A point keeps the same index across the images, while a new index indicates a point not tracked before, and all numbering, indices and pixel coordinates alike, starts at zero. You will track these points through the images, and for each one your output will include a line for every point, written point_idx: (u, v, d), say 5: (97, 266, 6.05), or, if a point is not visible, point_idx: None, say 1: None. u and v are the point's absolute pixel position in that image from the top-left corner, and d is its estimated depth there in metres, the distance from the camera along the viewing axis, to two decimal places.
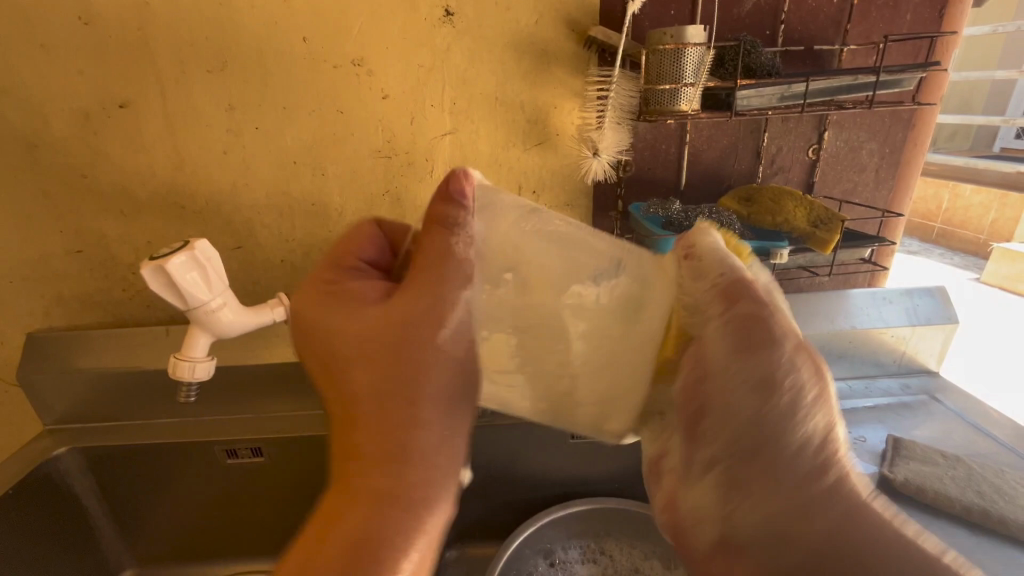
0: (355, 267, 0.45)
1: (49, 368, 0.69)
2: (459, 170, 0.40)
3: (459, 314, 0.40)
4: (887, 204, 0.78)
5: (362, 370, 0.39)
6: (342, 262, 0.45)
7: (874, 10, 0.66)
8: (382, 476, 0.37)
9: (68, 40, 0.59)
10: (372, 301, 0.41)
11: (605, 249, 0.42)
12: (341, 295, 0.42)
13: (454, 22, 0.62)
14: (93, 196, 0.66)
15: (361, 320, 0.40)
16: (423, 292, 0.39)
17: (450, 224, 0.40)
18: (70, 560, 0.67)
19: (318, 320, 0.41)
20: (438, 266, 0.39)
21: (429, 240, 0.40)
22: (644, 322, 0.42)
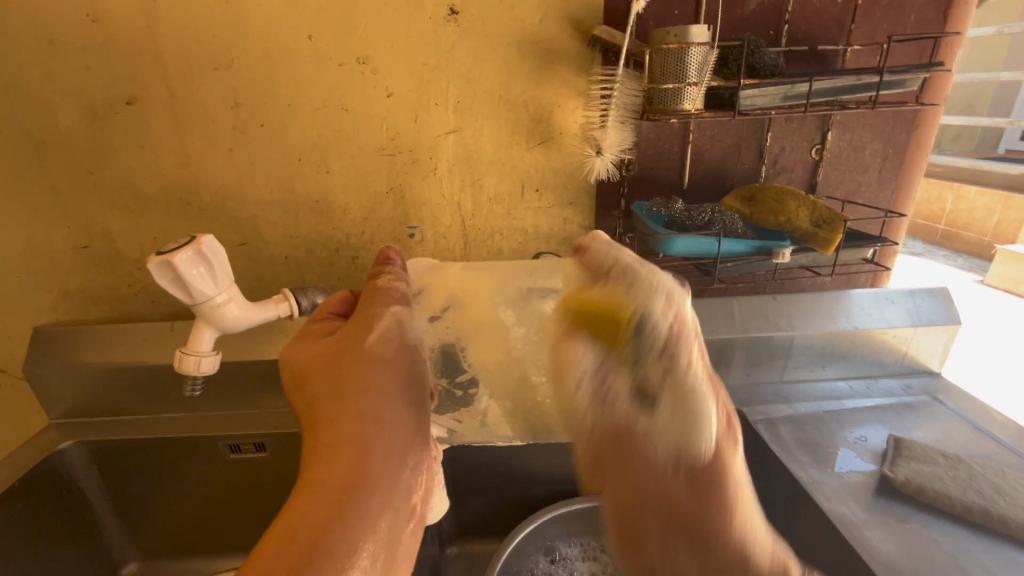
0: (331, 317, 0.49)
1: (55, 362, 0.70)
2: (389, 245, 0.53)
3: (388, 323, 0.46)
4: (890, 205, 0.78)
5: (312, 387, 0.44)
6: (318, 317, 0.50)
7: (878, 11, 0.66)
8: (324, 472, 0.38)
9: (75, 37, 0.60)
10: (328, 333, 0.47)
11: (546, 280, 0.55)
12: (313, 338, 0.47)
13: (459, 21, 0.62)
14: (99, 192, 0.67)
15: (315, 346, 0.45)
16: (363, 314, 0.46)
17: (389, 271, 0.51)
18: (74, 552, 0.68)
19: (295, 354, 0.46)
20: (375, 296, 0.48)
21: (371, 284, 0.49)
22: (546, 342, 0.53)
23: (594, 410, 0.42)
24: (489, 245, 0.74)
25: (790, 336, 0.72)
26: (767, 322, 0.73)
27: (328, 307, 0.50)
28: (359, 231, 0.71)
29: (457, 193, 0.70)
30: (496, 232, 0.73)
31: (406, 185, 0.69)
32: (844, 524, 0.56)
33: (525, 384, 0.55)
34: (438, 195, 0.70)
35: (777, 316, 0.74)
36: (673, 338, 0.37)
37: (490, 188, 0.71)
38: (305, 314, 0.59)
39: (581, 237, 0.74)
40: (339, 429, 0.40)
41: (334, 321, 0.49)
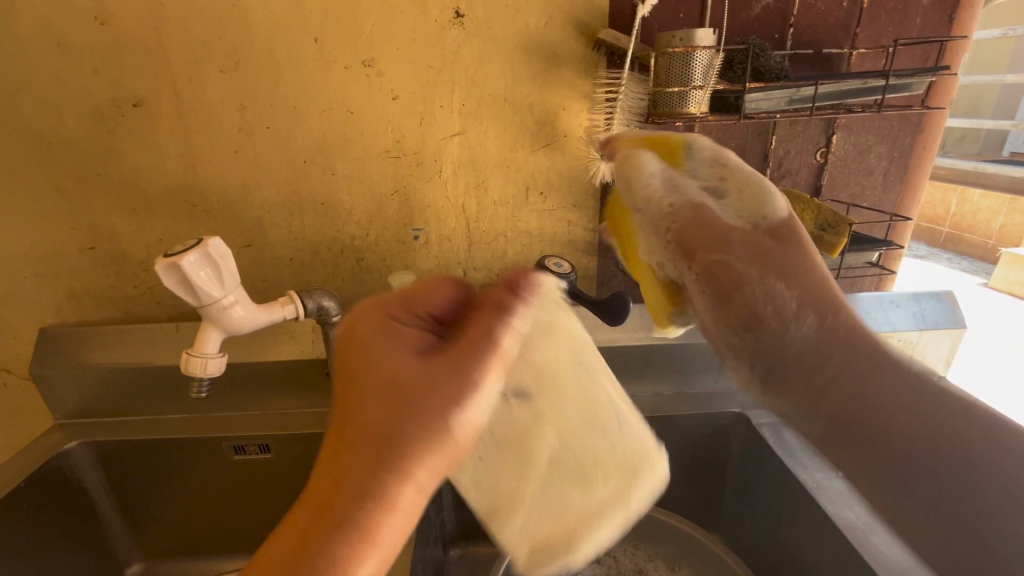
0: (398, 324, 0.36)
1: (61, 363, 0.70)
2: (530, 268, 0.40)
3: (476, 405, 0.32)
4: (895, 208, 0.77)
5: (362, 409, 0.31)
6: (393, 307, 0.37)
7: (883, 14, 0.66)
8: (323, 542, 0.28)
9: (83, 40, 0.60)
10: (406, 356, 0.33)
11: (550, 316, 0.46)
12: (387, 341, 0.34)
13: (464, 24, 0.62)
14: (106, 193, 0.67)
15: (394, 370, 0.32)
16: (460, 363, 0.32)
17: (508, 311, 0.36)
18: (79, 553, 0.68)
19: (358, 336, 0.35)
20: (483, 344, 0.33)
21: (488, 324, 0.35)
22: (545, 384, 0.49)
23: (656, 223, 0.49)
24: (494, 247, 0.74)
25: None
26: None
27: (416, 296, 0.38)
28: (364, 233, 0.71)
29: (462, 195, 0.70)
30: (500, 234, 0.73)
31: (411, 188, 0.69)
32: (852, 529, 0.54)
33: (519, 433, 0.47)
34: (443, 197, 0.70)
35: None
36: (717, 152, 0.48)
37: (494, 190, 0.71)
38: (310, 316, 0.59)
39: (586, 240, 0.74)
40: (378, 486, 0.29)
41: (408, 335, 0.35)
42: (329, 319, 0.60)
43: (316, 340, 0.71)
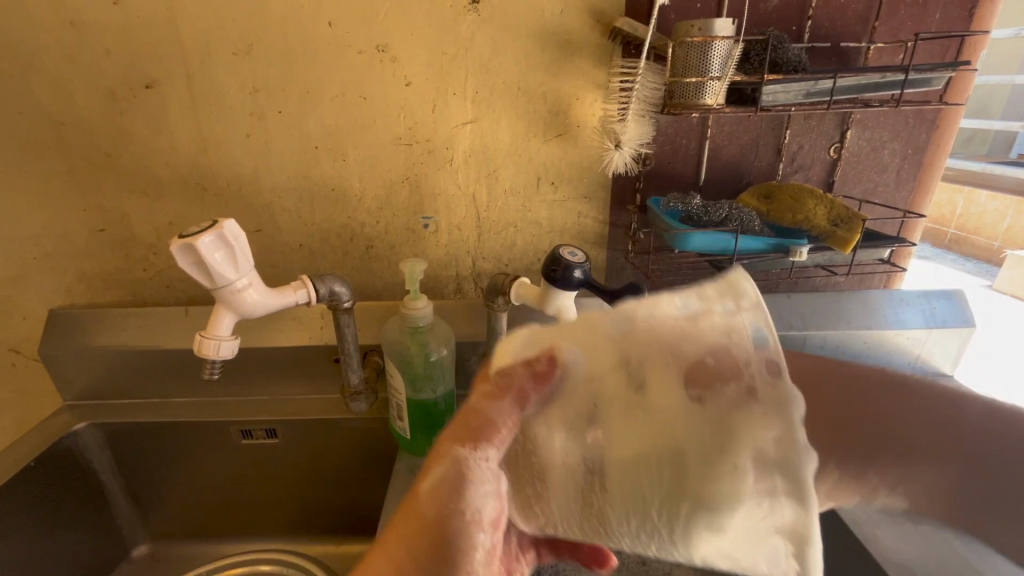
0: (456, 450, 0.33)
1: (70, 344, 0.71)
2: (554, 355, 0.34)
3: (490, 479, 0.33)
4: (907, 205, 0.77)
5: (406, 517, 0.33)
6: (464, 437, 0.33)
7: (903, 8, 0.65)
8: None
9: (95, 20, 0.60)
10: (449, 458, 0.33)
11: (720, 463, 0.29)
12: (439, 462, 0.33)
13: (479, 10, 0.62)
14: (117, 175, 0.67)
15: (431, 478, 0.33)
16: (466, 446, 0.33)
17: (519, 396, 0.34)
18: (86, 532, 0.69)
19: (439, 445, 0.34)
20: (487, 423, 0.33)
21: (498, 396, 0.34)
22: (665, 502, 0.31)
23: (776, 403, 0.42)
24: (503, 237, 0.74)
25: (801, 335, 0.73)
26: (780, 320, 0.73)
27: (495, 435, 0.33)
28: (374, 220, 0.71)
29: (472, 184, 0.70)
30: (510, 224, 0.73)
31: (422, 175, 0.69)
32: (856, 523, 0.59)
33: (593, 510, 0.34)
34: (453, 185, 0.70)
35: (791, 315, 0.74)
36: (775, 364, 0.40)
37: (505, 180, 0.70)
38: (321, 302, 0.59)
39: (597, 232, 0.74)
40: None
41: (460, 456, 0.32)
42: (340, 304, 0.60)
43: (325, 326, 0.70)
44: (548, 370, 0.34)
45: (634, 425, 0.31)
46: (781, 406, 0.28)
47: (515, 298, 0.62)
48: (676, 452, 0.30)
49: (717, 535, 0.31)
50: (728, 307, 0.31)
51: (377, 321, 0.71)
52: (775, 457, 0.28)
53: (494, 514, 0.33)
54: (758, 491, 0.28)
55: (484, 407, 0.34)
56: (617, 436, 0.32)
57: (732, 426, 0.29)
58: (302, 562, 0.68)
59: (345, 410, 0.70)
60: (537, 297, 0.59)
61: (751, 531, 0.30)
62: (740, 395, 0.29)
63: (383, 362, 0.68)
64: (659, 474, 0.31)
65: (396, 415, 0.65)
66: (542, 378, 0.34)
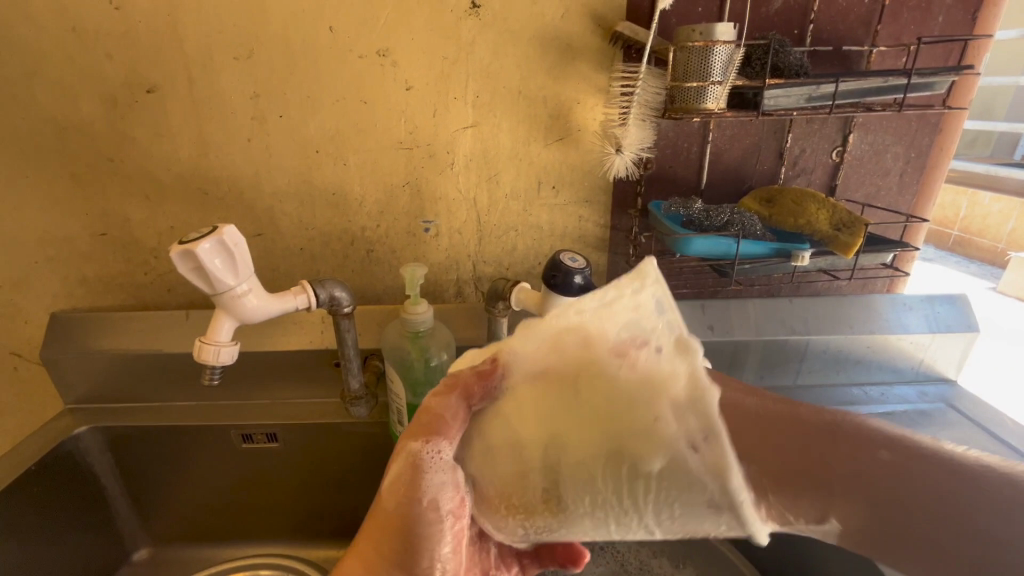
0: (408, 444, 0.33)
1: (72, 348, 0.71)
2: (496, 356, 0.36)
3: (446, 472, 0.33)
4: (910, 209, 0.77)
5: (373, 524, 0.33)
6: (418, 432, 0.33)
7: (906, 12, 0.65)
8: None
9: (96, 25, 0.60)
10: (404, 454, 0.33)
11: (647, 420, 0.32)
12: (395, 460, 0.33)
13: (480, 15, 0.62)
14: (119, 179, 0.67)
15: (390, 479, 0.33)
16: (415, 445, 0.33)
17: (467, 393, 0.35)
18: (86, 536, 0.69)
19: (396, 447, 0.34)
20: (435, 421, 0.34)
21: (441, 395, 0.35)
22: (599, 473, 0.33)
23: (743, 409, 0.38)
24: (504, 241, 0.73)
25: (803, 339, 0.72)
26: (783, 325, 0.73)
27: (449, 427, 0.34)
28: (375, 224, 0.71)
29: (473, 188, 0.70)
30: (511, 227, 0.73)
31: (423, 179, 0.69)
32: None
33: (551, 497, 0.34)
34: (454, 189, 0.70)
35: (794, 319, 0.74)
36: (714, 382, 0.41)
37: (506, 184, 0.70)
38: (322, 307, 0.59)
39: (598, 236, 0.74)
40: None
41: (414, 449, 0.33)
42: (340, 309, 0.59)
43: (325, 330, 0.70)
44: (491, 369, 0.36)
45: (568, 413, 0.34)
46: (684, 352, 0.33)
47: (516, 304, 0.61)
48: (608, 423, 0.33)
49: (665, 497, 0.33)
50: (631, 285, 0.36)
51: (378, 325, 0.71)
52: (689, 398, 0.32)
53: (453, 504, 0.33)
54: (677, 437, 0.31)
55: (435, 404, 0.34)
56: (552, 417, 0.34)
57: (649, 387, 0.32)
58: (300, 565, 0.69)
59: (346, 415, 0.70)
60: (538, 302, 0.58)
61: (685, 484, 0.32)
62: (651, 356, 0.33)
63: (384, 366, 0.68)
64: (599, 447, 0.33)
65: (397, 420, 0.65)
66: (486, 376, 0.36)
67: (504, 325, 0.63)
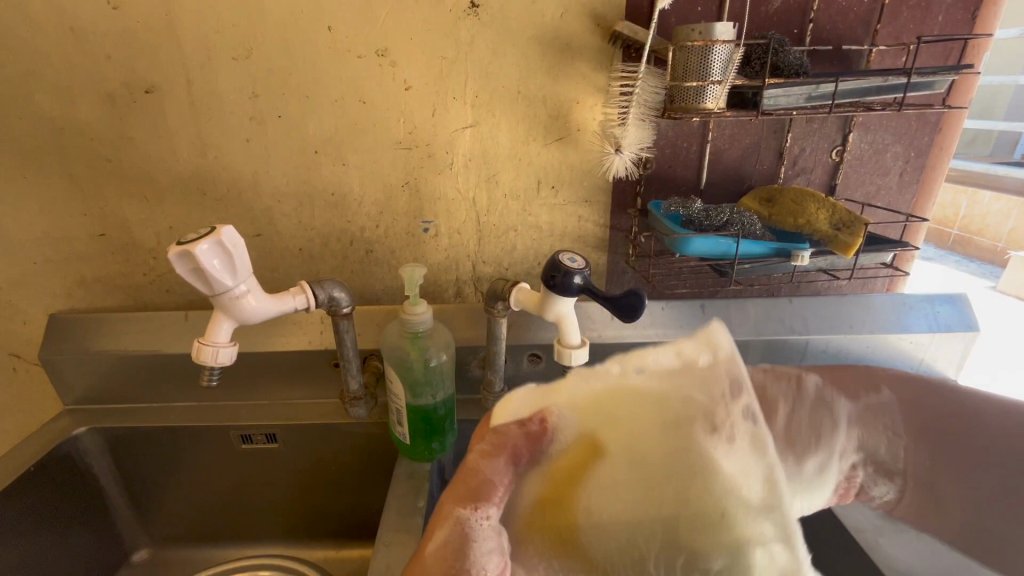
0: (456, 510, 0.35)
1: (71, 348, 0.71)
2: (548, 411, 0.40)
3: (490, 537, 0.34)
4: (910, 208, 0.76)
5: None
6: (466, 498, 0.35)
7: (905, 10, 0.65)
8: None
9: (95, 25, 0.60)
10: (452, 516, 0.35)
11: (711, 484, 0.37)
12: (442, 523, 0.35)
13: (479, 15, 0.62)
14: (118, 180, 0.67)
15: (434, 543, 0.34)
16: (463, 501, 0.35)
17: (513, 458, 0.38)
18: (84, 537, 0.68)
19: (440, 513, 0.36)
20: (478, 483, 0.36)
21: (483, 462, 0.38)
22: (684, 531, 0.37)
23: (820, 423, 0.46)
24: (503, 241, 0.73)
25: (802, 338, 0.72)
26: (782, 324, 0.73)
27: (496, 491, 0.36)
28: (374, 224, 0.71)
29: (473, 188, 0.70)
30: (510, 227, 0.73)
31: (422, 179, 0.69)
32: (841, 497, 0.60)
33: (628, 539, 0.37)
34: (453, 189, 0.70)
35: (793, 319, 0.73)
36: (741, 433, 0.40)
37: (506, 184, 0.70)
38: (321, 307, 0.59)
39: (597, 235, 0.74)
40: None
41: (462, 515, 0.34)
42: (339, 310, 0.59)
43: (324, 331, 0.70)
44: (539, 431, 0.39)
45: (644, 475, 0.38)
46: (751, 421, 0.37)
47: (516, 304, 0.61)
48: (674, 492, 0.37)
49: (750, 571, 0.36)
50: (711, 366, 0.39)
51: (377, 325, 0.71)
52: (761, 501, 0.36)
53: (499, 571, 0.33)
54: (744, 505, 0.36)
55: (483, 467, 0.37)
56: (630, 487, 0.37)
57: (712, 457, 0.37)
58: (299, 565, 0.68)
59: (345, 415, 0.70)
60: (537, 302, 0.58)
61: (764, 543, 0.36)
62: (731, 454, 0.37)
63: (383, 366, 0.68)
64: (663, 518, 0.37)
65: (396, 420, 0.65)
66: (534, 438, 0.39)
67: (503, 325, 0.63)
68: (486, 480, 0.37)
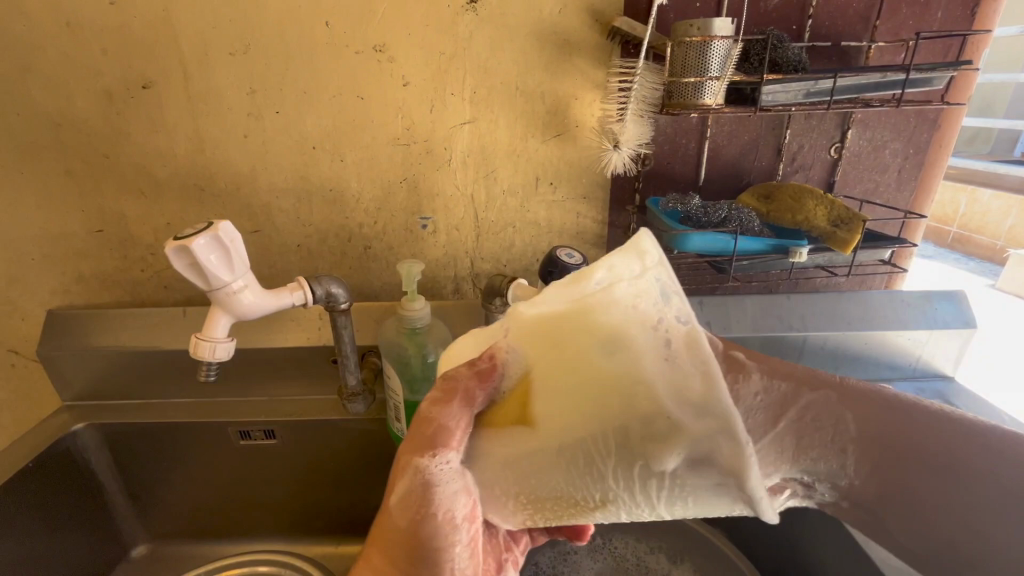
0: (414, 461, 0.32)
1: (70, 345, 0.71)
2: (495, 350, 0.35)
3: (453, 481, 0.32)
4: (909, 205, 0.76)
5: (378, 544, 0.34)
6: (422, 447, 0.32)
7: (905, 7, 0.65)
8: None
9: (90, 20, 0.60)
10: (408, 470, 0.32)
11: (648, 412, 0.30)
12: (401, 476, 0.32)
13: (477, 10, 0.61)
14: (114, 175, 0.67)
15: (395, 493, 0.33)
16: (415, 453, 0.32)
17: (465, 401, 0.33)
18: (82, 533, 0.68)
19: (398, 461, 0.33)
20: (429, 432, 0.33)
21: (432, 407, 0.33)
22: (615, 454, 0.31)
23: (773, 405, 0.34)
24: (502, 238, 0.73)
25: (801, 336, 0.72)
26: (780, 321, 0.73)
27: (452, 437, 0.33)
28: (372, 220, 0.71)
29: (471, 184, 0.70)
30: (509, 224, 0.73)
31: (421, 175, 0.69)
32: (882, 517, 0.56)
33: (556, 470, 0.33)
34: (452, 185, 0.70)
35: (791, 315, 0.73)
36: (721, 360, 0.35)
37: (504, 180, 0.70)
38: (318, 303, 0.59)
39: (595, 232, 0.74)
40: None
41: (421, 466, 0.32)
42: (337, 306, 0.59)
43: (323, 327, 0.70)
44: (490, 369, 0.35)
45: (568, 384, 0.32)
46: (695, 348, 0.30)
47: (514, 300, 0.61)
48: (599, 408, 0.31)
49: (688, 492, 0.32)
50: (638, 269, 0.33)
51: (375, 321, 0.71)
52: (699, 394, 0.29)
53: (467, 509, 0.33)
54: (693, 429, 0.29)
55: (436, 413, 0.33)
56: (556, 397, 0.32)
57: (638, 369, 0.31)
58: (301, 563, 0.68)
59: (344, 411, 0.70)
60: (535, 299, 0.59)
61: (702, 470, 0.30)
62: (659, 351, 0.31)
63: (381, 363, 0.68)
64: (585, 441, 0.31)
65: (394, 417, 0.65)
66: (485, 377, 0.34)
67: (501, 321, 0.63)
68: (439, 430, 0.32)
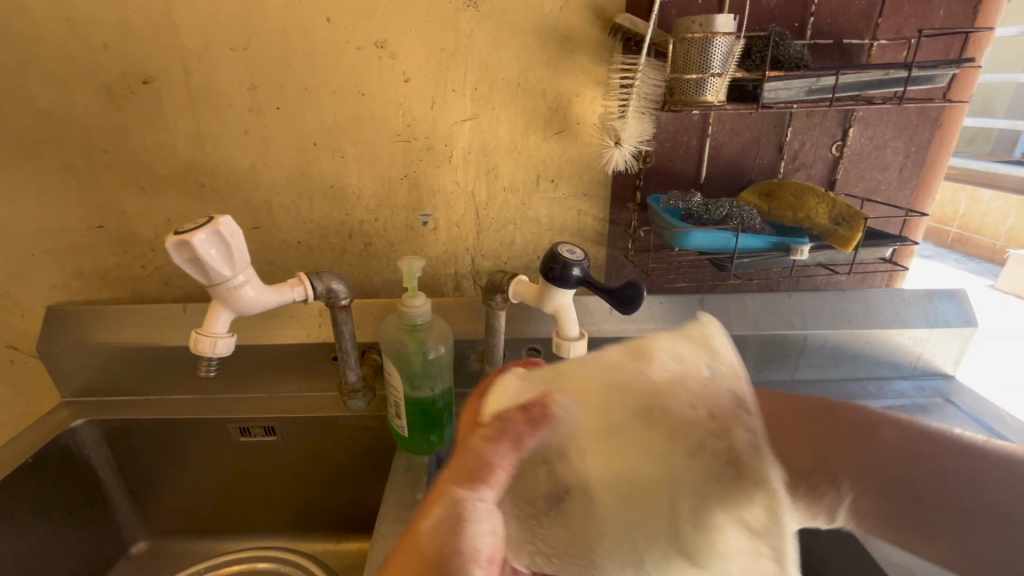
0: (453, 490, 0.31)
1: (68, 341, 0.70)
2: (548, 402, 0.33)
3: (485, 520, 0.31)
4: (910, 204, 0.76)
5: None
6: (462, 478, 0.32)
7: (907, 4, 0.65)
8: None
9: (91, 14, 0.59)
10: (446, 502, 0.31)
11: (705, 504, 0.29)
12: (438, 503, 0.31)
13: (478, 6, 0.61)
14: (115, 171, 0.66)
15: (425, 521, 0.31)
16: (457, 484, 0.31)
17: (515, 448, 0.32)
18: (82, 529, 0.68)
19: (437, 493, 0.32)
20: (473, 467, 0.32)
21: (480, 444, 0.32)
22: (656, 531, 0.31)
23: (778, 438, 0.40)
24: (502, 235, 0.73)
25: (801, 334, 0.72)
26: (781, 320, 0.73)
27: (495, 475, 0.32)
28: (373, 217, 0.71)
29: (472, 181, 0.70)
30: (509, 221, 0.72)
31: (422, 172, 0.69)
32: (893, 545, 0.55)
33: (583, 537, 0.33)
34: (452, 182, 0.70)
35: (792, 314, 0.73)
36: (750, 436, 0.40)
37: (505, 177, 0.70)
38: (319, 299, 0.59)
39: (597, 229, 0.74)
40: None
41: (458, 497, 0.31)
42: (338, 302, 0.59)
43: (323, 324, 0.70)
44: (542, 415, 0.33)
45: (622, 453, 0.31)
46: (767, 459, 0.29)
47: (515, 297, 0.61)
48: (653, 485, 0.31)
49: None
50: (707, 357, 0.33)
51: (376, 318, 0.71)
52: (760, 511, 0.28)
53: (492, 554, 0.31)
54: (750, 534, 0.29)
55: (483, 449, 0.32)
56: (609, 461, 0.32)
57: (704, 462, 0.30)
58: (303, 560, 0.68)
59: (345, 408, 0.70)
60: (535, 295, 0.58)
61: (741, 570, 0.30)
62: (728, 450, 0.30)
63: (381, 359, 0.68)
64: (632, 515, 0.31)
65: (394, 414, 0.65)
66: (537, 424, 0.33)
67: (502, 318, 0.63)
68: (482, 471, 0.32)
